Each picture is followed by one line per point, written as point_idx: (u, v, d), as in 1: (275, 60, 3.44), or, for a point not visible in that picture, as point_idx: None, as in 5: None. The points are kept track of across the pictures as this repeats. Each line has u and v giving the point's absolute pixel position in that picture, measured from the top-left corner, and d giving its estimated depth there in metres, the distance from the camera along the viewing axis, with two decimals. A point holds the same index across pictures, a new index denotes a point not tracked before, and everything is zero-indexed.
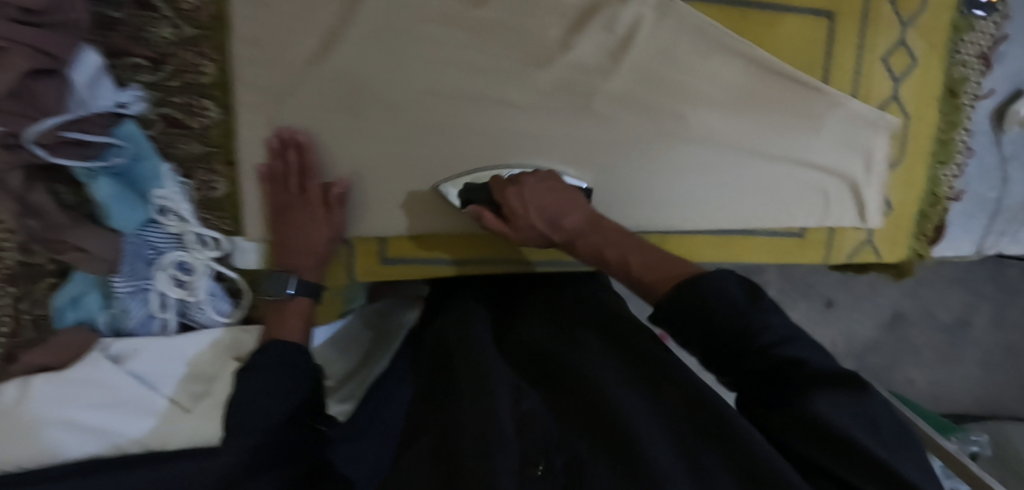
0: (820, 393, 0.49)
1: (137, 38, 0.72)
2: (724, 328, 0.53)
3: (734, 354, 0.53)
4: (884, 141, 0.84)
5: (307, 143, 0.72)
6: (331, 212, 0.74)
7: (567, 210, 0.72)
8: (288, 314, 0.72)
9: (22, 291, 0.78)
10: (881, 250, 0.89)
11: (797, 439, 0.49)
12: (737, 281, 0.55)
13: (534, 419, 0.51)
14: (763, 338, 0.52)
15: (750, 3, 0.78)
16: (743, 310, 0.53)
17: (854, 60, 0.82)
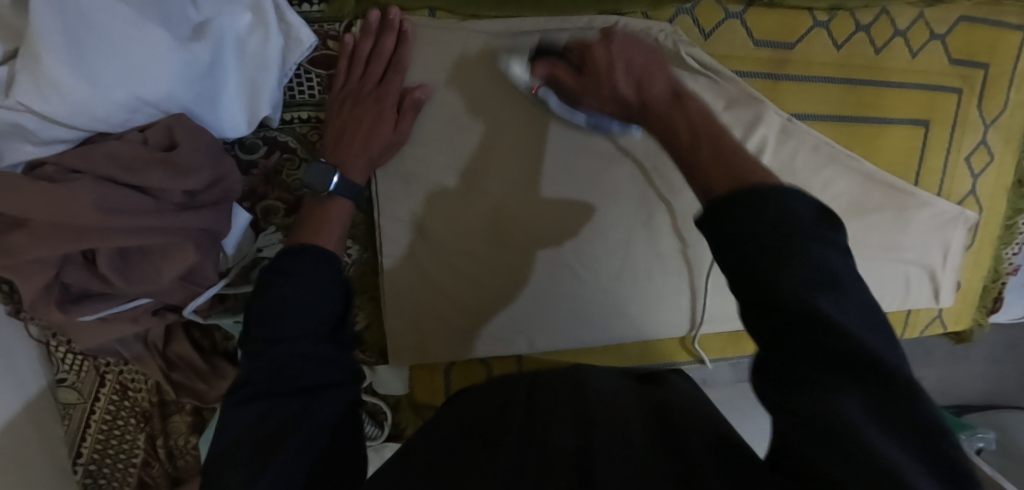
0: (850, 393, 0.33)
1: (277, 184, 0.72)
2: (764, 258, 0.36)
3: (788, 325, 0.35)
4: (962, 233, 0.91)
5: (409, 35, 0.67)
6: (401, 118, 0.68)
7: (652, 72, 0.50)
8: (326, 218, 0.65)
9: (157, 428, 0.78)
10: (948, 321, 0.98)
11: (810, 372, 0.34)
12: (815, 205, 0.38)
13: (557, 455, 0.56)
14: (820, 297, 0.34)
15: (858, 120, 0.83)
16: (824, 254, 0.36)
17: (942, 162, 0.88)
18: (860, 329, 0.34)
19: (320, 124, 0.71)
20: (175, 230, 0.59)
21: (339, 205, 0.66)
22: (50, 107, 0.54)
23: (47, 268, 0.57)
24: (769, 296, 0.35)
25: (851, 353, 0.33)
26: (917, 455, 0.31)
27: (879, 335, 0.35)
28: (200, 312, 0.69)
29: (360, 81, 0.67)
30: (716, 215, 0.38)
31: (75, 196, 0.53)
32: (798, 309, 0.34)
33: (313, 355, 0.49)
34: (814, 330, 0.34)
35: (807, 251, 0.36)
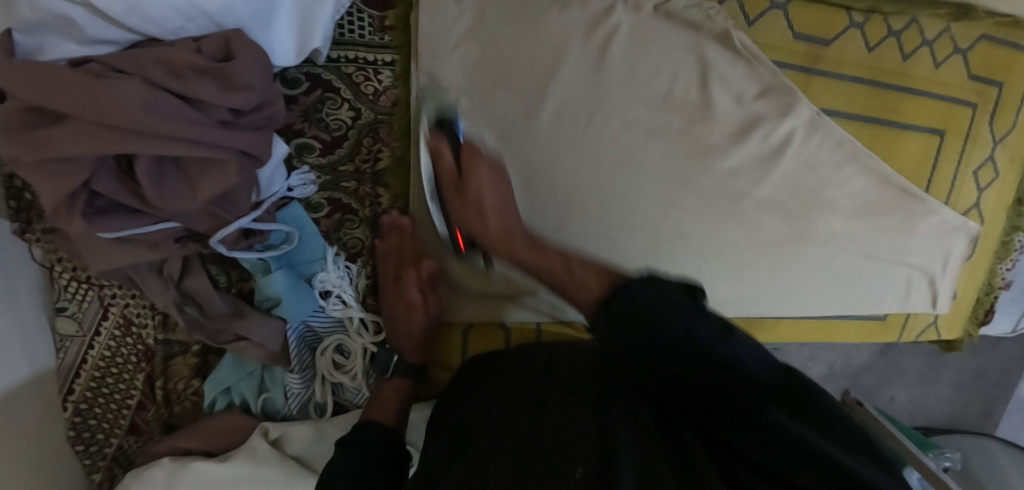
0: (778, 412, 0.43)
1: (315, 121, 0.70)
2: (661, 359, 0.46)
3: (644, 359, 0.46)
4: (963, 242, 0.95)
5: (410, 226, 0.73)
6: (431, 295, 0.75)
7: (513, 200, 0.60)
8: (386, 395, 0.70)
9: (157, 369, 0.75)
10: (941, 329, 1.02)
11: (646, 342, 0.45)
12: (680, 286, 0.47)
13: (574, 426, 0.55)
14: (698, 333, 0.45)
15: (881, 122, 0.86)
16: (699, 337, 0.45)
17: (952, 173, 0.92)
18: (743, 351, 0.45)
19: (366, 66, 0.70)
20: (216, 146, 0.58)
21: (397, 382, 0.72)
22: (104, 1, 0.52)
23: (79, 171, 0.55)
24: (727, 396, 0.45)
25: (727, 359, 0.44)
26: (823, 432, 0.42)
27: (747, 345, 0.45)
28: (223, 245, 0.66)
29: (396, 250, 0.74)
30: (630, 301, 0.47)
31: (122, 94, 0.53)
32: (684, 345, 0.45)
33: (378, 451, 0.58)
34: (675, 372, 0.46)
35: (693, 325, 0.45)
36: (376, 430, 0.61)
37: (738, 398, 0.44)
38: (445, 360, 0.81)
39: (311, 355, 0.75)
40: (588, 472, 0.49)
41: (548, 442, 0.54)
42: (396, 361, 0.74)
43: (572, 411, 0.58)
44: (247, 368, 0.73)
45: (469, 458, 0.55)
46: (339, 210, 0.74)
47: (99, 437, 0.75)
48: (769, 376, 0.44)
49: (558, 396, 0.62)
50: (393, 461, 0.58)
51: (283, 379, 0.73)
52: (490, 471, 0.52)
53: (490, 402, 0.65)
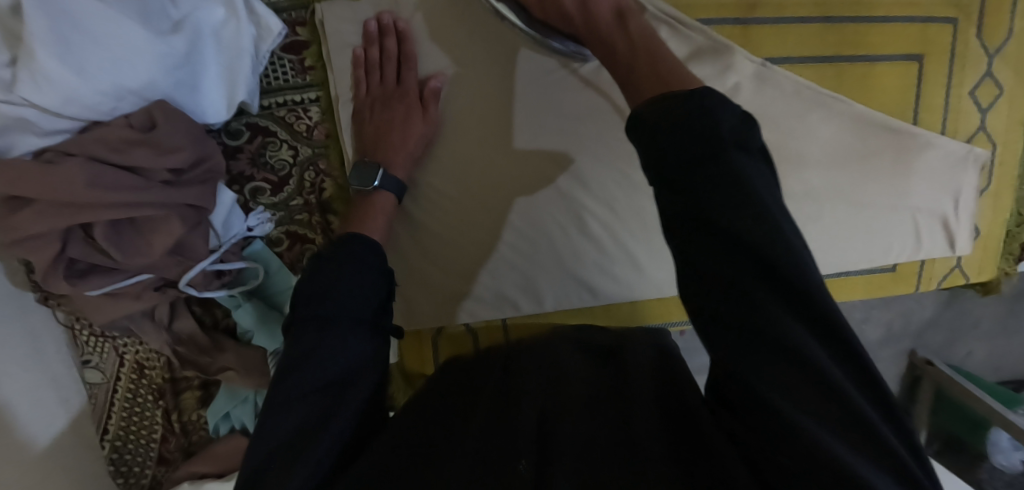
0: (779, 306, 0.38)
1: (261, 164, 0.76)
2: (689, 155, 0.41)
3: (687, 196, 0.41)
4: (973, 174, 0.85)
5: (407, 32, 0.72)
6: (428, 108, 0.73)
7: None
8: (374, 209, 0.70)
9: (171, 404, 0.83)
10: (970, 273, 0.92)
11: (681, 183, 0.41)
12: (737, 112, 0.42)
13: (521, 420, 0.60)
14: (743, 222, 0.39)
15: (843, 60, 0.79)
16: (742, 164, 0.40)
17: (943, 98, 0.83)
18: (766, 216, 0.39)
19: (295, 106, 0.75)
20: (161, 204, 0.65)
21: (385, 197, 0.71)
22: (45, 98, 0.61)
23: (52, 243, 0.64)
24: (738, 237, 0.39)
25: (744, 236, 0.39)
26: (837, 358, 0.38)
27: (757, 173, 0.41)
28: (194, 287, 0.73)
29: (382, 84, 0.73)
30: (668, 109, 0.43)
31: (70, 174, 0.61)
32: (732, 230, 0.39)
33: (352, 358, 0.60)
34: (710, 195, 0.40)
35: (737, 169, 0.40)
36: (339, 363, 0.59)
37: (715, 282, 0.40)
38: (411, 364, 0.85)
39: None
40: (529, 463, 0.55)
41: (497, 436, 0.59)
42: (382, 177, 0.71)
43: (520, 407, 0.63)
44: (240, 395, 0.80)
45: (425, 447, 0.61)
46: (298, 241, 0.79)
47: (136, 469, 0.86)
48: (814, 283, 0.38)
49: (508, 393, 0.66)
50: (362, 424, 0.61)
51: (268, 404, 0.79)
52: (439, 460, 0.58)
53: (455, 392, 0.71)
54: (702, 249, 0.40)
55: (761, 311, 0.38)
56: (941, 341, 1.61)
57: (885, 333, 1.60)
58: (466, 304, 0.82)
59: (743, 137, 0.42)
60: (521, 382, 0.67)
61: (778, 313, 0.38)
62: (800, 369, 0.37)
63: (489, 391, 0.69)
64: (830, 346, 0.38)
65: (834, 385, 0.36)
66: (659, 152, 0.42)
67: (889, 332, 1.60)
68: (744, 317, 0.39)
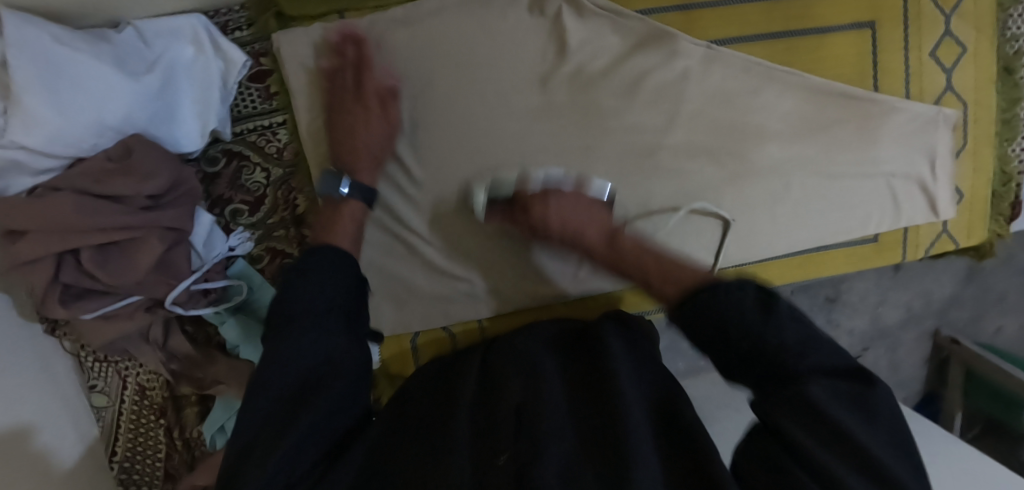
0: (816, 380, 0.49)
1: (237, 186, 0.78)
2: (751, 352, 0.52)
3: (721, 324, 0.53)
4: (946, 134, 0.84)
5: (366, 41, 0.73)
6: (385, 112, 0.74)
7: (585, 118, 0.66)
8: (342, 216, 0.72)
9: (172, 421, 0.86)
10: (958, 237, 0.89)
11: (712, 323, 0.54)
12: (754, 292, 0.54)
13: (501, 414, 0.60)
14: (789, 342, 0.51)
15: (792, 33, 0.79)
16: (795, 330, 0.51)
17: (902, 62, 0.82)
18: (792, 326, 0.52)
19: (264, 130, 0.77)
20: (140, 226, 0.69)
21: (352, 205, 0.73)
22: (32, 139, 0.65)
23: (47, 267, 0.68)
24: (778, 352, 0.50)
25: (786, 343, 0.51)
26: (868, 422, 0.47)
27: (780, 329, 0.51)
28: (180, 305, 0.75)
29: (343, 91, 0.74)
30: (706, 304, 0.55)
31: (59, 204, 0.66)
32: (761, 341, 0.51)
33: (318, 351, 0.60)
34: (747, 323, 0.52)
35: (779, 312, 0.52)
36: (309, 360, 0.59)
37: (763, 361, 0.51)
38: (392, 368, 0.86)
39: None
40: (509, 458, 0.55)
41: (480, 432, 0.59)
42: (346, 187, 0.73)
43: (499, 399, 0.62)
44: (234, 406, 0.81)
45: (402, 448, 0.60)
46: (278, 256, 0.80)
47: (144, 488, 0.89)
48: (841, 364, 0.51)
49: (489, 384, 0.66)
50: (335, 430, 0.60)
51: None
52: (426, 461, 0.57)
53: (433, 389, 0.70)
54: (744, 354, 0.53)
55: (799, 379, 0.49)
56: (967, 318, 1.59)
57: (904, 313, 1.55)
58: (443, 305, 0.84)
59: (768, 313, 0.52)
60: (502, 375, 0.66)
61: (810, 381, 0.49)
62: (839, 429, 0.46)
63: (468, 385, 0.67)
64: (873, 425, 0.47)
65: (876, 467, 0.44)
66: (693, 334, 0.56)
67: (909, 313, 1.56)
68: (786, 383, 0.50)
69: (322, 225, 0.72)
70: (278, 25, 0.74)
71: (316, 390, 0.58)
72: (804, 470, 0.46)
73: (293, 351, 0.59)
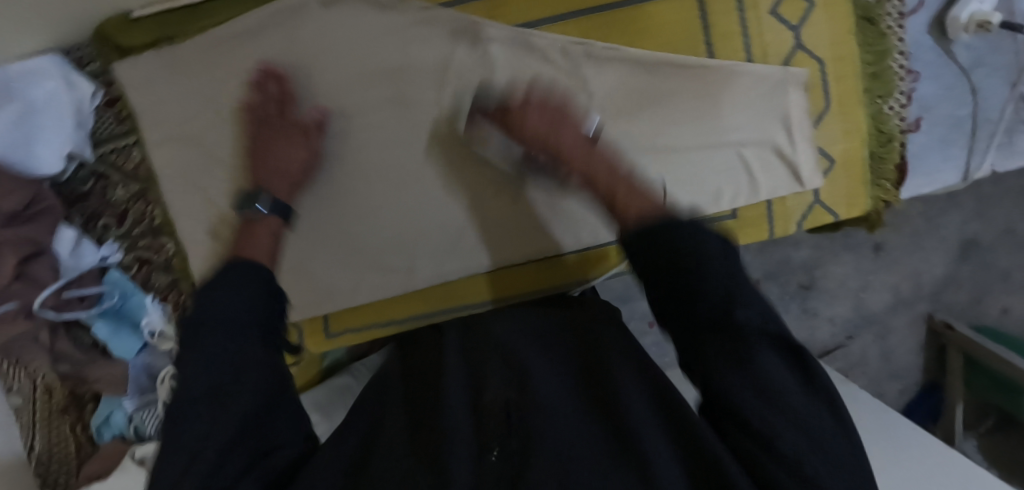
0: (765, 350, 0.48)
1: (103, 201, 0.86)
2: (675, 260, 0.52)
3: (672, 250, 0.53)
4: (798, 96, 0.78)
5: (286, 75, 0.79)
6: (309, 137, 0.77)
7: (559, 124, 0.70)
8: (257, 230, 0.68)
9: (77, 419, 0.95)
10: (835, 207, 0.82)
11: (662, 279, 0.53)
12: (717, 235, 0.54)
13: (491, 409, 0.53)
14: (709, 254, 0.52)
15: (608, 7, 0.77)
16: (725, 253, 0.52)
17: (738, 22, 0.77)
18: (750, 297, 0.50)
19: (121, 150, 0.85)
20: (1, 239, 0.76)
21: (269, 221, 0.70)
22: None
23: None
24: (723, 317, 0.49)
25: (720, 297, 0.50)
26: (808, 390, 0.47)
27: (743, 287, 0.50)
28: (53, 309, 0.82)
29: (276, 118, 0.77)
30: (647, 234, 0.55)
31: None
32: (716, 310, 0.49)
33: (240, 299, 0.52)
34: (686, 259, 0.52)
35: (729, 270, 0.51)
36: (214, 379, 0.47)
37: (681, 277, 0.52)
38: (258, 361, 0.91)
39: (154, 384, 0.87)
40: (501, 454, 0.48)
41: (475, 427, 0.52)
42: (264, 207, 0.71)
43: (483, 391, 0.56)
44: (117, 400, 0.88)
45: (363, 438, 0.56)
46: (144, 264, 0.88)
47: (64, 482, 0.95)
48: (810, 372, 0.47)
49: (503, 367, 0.59)
50: (264, 433, 0.49)
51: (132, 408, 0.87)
52: (417, 453, 0.51)
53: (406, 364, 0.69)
54: (646, 250, 0.55)
55: (722, 310, 0.49)
56: (966, 301, 1.38)
57: (893, 299, 1.36)
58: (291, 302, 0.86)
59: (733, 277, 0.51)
60: (488, 336, 0.65)
61: (755, 350, 0.47)
62: (777, 395, 0.46)
63: (448, 349, 0.66)
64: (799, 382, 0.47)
65: (819, 435, 0.44)
66: (635, 253, 0.56)
67: (897, 298, 1.36)
68: (676, 263, 0.52)
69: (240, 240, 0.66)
70: (118, 55, 0.81)
71: (234, 395, 0.47)
72: (755, 444, 0.45)
73: (196, 373, 0.47)
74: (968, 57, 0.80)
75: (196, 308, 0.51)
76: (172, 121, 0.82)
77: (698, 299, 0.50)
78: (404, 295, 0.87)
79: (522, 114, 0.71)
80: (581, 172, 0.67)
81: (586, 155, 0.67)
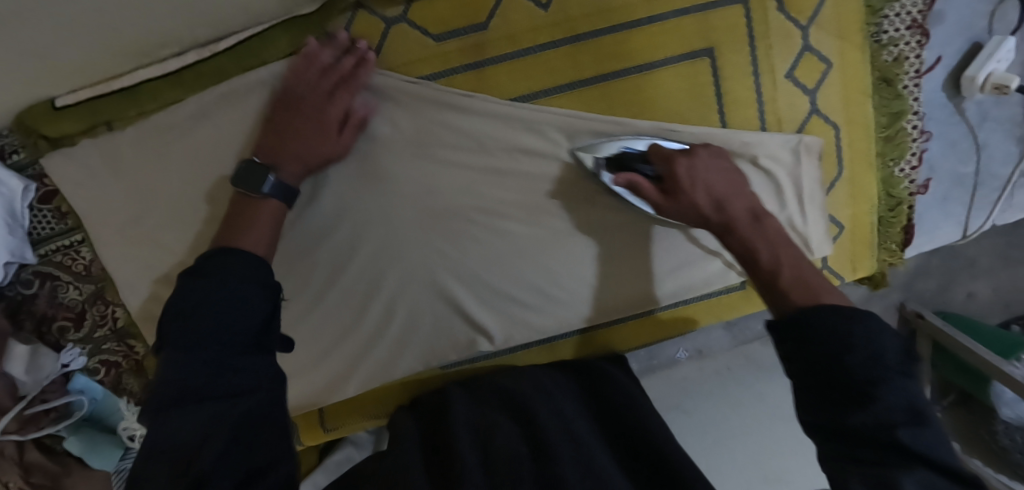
0: (921, 462, 0.42)
1: (55, 303, 0.77)
2: (836, 365, 0.47)
3: (842, 350, 0.47)
4: (811, 166, 0.74)
5: (369, 62, 0.64)
6: (342, 138, 0.65)
7: (735, 194, 0.65)
8: (257, 222, 0.62)
9: None
10: (842, 271, 0.80)
11: (816, 351, 0.49)
12: (898, 343, 0.47)
13: (502, 445, 0.61)
14: (888, 345, 0.47)
15: (611, 76, 0.70)
16: (906, 347, 0.47)
17: (752, 89, 0.71)
18: (900, 389, 0.45)
19: (66, 249, 0.75)
20: None
21: (271, 205, 0.63)
22: None
23: None
24: (847, 414, 0.45)
25: (884, 411, 0.44)
26: None
27: (902, 385, 0.45)
28: (16, 432, 0.74)
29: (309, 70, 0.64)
30: (830, 310, 0.50)
31: None
32: (857, 386, 0.46)
33: (260, 306, 0.52)
34: (860, 356, 0.46)
35: (881, 349, 0.46)
36: (190, 382, 0.46)
37: (836, 380, 0.47)
38: None
39: None
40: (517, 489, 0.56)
41: (486, 461, 0.58)
42: (274, 182, 0.63)
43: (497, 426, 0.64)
44: None
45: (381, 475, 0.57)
46: (113, 367, 0.80)
47: None
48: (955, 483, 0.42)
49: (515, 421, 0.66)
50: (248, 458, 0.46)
51: None
52: (435, 470, 0.59)
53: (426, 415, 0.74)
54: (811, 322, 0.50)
55: (866, 391, 0.45)
56: (934, 289, 1.31)
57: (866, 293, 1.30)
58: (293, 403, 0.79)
59: (907, 360, 0.47)
60: (512, 393, 0.73)
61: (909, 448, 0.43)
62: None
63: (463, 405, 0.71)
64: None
65: None
66: (806, 319, 0.51)
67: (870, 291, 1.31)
68: (833, 363, 0.47)
69: (233, 226, 0.62)
70: (48, 146, 0.70)
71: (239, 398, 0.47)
72: None
73: (201, 382, 0.46)
74: (978, 114, 0.77)
75: (193, 290, 0.51)
76: (126, 214, 0.72)
77: (856, 350, 0.47)
78: (422, 371, 0.83)
79: (676, 171, 0.65)
80: (742, 252, 0.62)
81: (723, 222, 0.63)
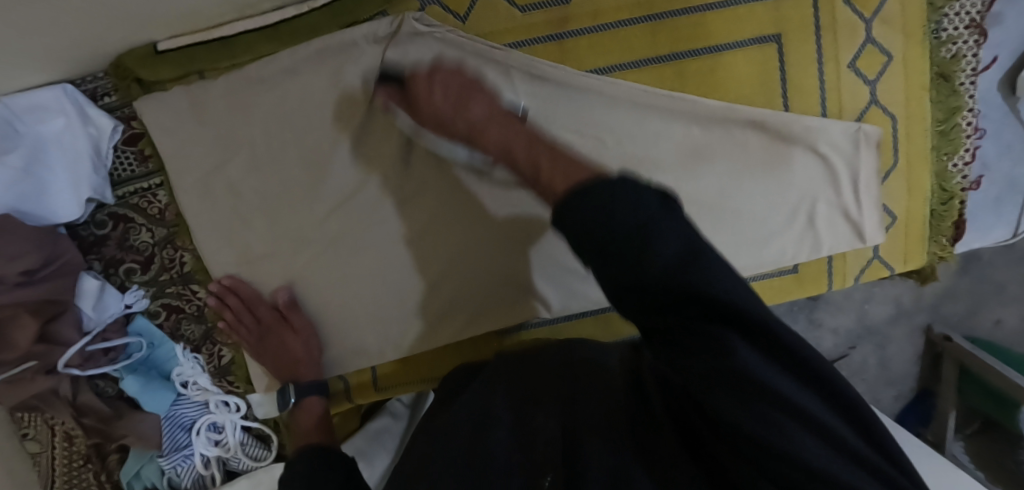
0: (746, 342, 0.35)
1: (125, 245, 0.79)
2: (605, 242, 0.37)
3: (593, 228, 0.38)
4: (869, 155, 0.75)
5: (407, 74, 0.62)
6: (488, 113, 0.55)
7: (469, 96, 0.57)
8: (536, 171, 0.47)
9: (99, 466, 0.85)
10: (893, 262, 0.81)
11: (581, 233, 0.39)
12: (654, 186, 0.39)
13: (538, 436, 0.49)
14: (639, 189, 0.38)
15: (683, 55, 0.73)
16: (644, 190, 0.39)
17: (816, 77, 0.74)
18: (685, 243, 0.37)
19: (145, 192, 0.77)
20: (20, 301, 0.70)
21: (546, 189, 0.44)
22: None
23: None
24: (652, 294, 0.37)
25: (670, 272, 0.36)
26: (794, 372, 0.36)
27: (672, 224, 0.37)
28: (77, 366, 0.75)
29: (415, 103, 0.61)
30: (575, 183, 0.41)
31: None
32: (653, 271, 0.36)
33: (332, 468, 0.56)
34: (618, 219, 0.37)
35: (646, 220, 0.37)
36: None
37: (635, 281, 0.37)
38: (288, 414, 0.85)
39: (188, 436, 0.81)
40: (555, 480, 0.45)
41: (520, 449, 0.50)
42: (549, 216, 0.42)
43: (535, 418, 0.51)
44: (146, 454, 0.81)
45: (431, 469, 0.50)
46: (174, 312, 0.81)
47: None
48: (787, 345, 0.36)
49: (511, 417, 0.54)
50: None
51: (160, 464, 0.81)
52: (473, 452, 0.51)
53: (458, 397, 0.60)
54: (573, 201, 0.39)
55: (667, 273, 0.36)
56: (962, 313, 1.21)
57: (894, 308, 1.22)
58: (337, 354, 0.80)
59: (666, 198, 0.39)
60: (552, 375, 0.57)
61: (734, 338, 0.35)
62: (760, 399, 0.35)
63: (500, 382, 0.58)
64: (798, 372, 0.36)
65: (822, 432, 0.34)
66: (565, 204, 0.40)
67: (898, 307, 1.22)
68: (627, 245, 0.37)
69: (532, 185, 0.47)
70: (140, 90, 0.73)
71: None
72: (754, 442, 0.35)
73: None
74: None
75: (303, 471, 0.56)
76: (207, 160, 0.74)
77: (641, 237, 0.37)
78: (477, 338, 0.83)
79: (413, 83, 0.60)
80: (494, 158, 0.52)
81: (471, 126, 0.55)
